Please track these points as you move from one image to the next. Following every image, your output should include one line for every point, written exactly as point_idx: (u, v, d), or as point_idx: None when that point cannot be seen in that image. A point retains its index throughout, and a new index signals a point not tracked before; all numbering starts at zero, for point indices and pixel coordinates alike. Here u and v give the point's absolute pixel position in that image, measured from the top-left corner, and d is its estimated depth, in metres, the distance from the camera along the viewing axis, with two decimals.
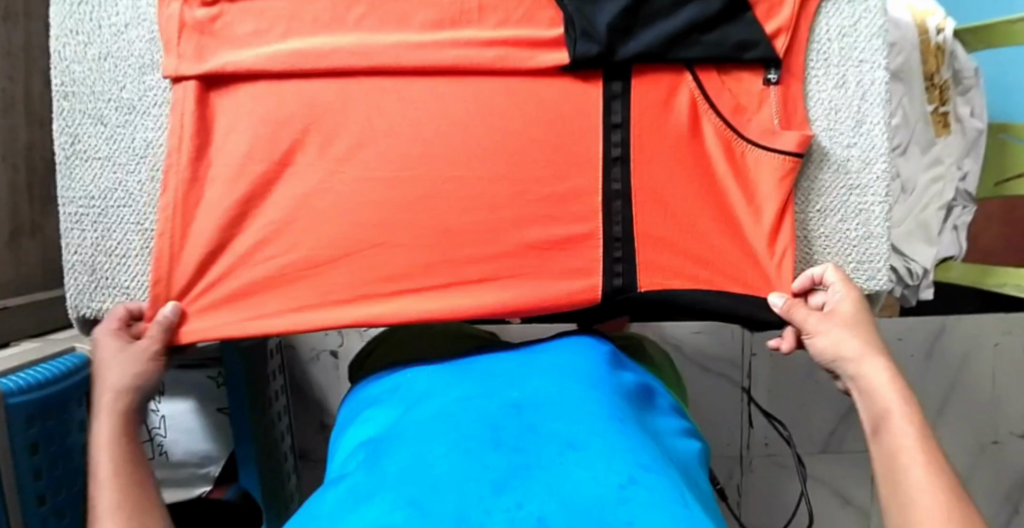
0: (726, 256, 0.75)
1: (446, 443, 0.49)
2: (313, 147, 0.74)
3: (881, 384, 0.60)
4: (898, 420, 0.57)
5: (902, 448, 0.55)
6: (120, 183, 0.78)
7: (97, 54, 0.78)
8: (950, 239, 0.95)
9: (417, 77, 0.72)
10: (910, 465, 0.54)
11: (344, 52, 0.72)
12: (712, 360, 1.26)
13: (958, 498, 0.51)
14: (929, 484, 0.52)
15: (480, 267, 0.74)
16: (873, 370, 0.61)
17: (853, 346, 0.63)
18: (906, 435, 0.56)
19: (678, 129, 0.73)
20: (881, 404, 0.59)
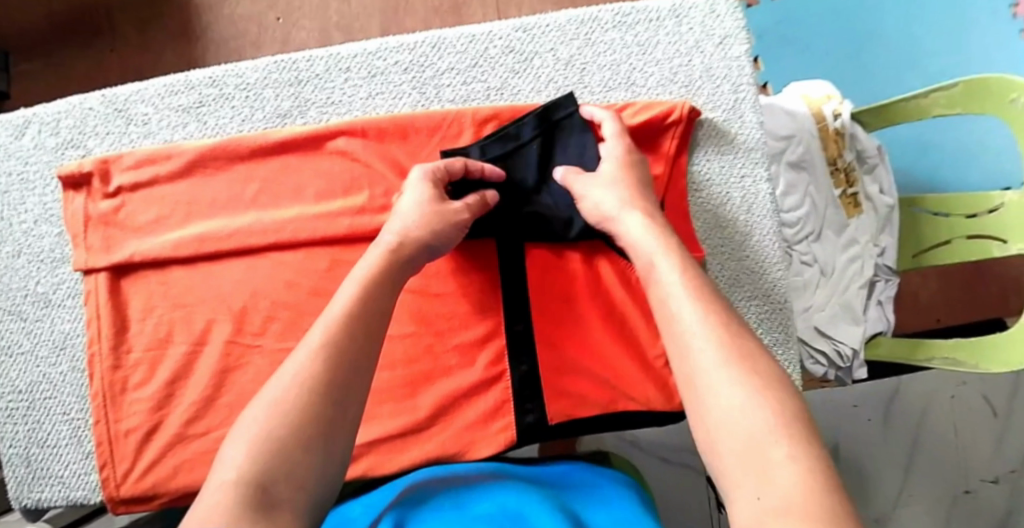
0: (638, 378, 0.74)
1: None
2: (225, 323, 0.76)
3: (659, 269, 0.60)
4: (677, 282, 0.58)
5: (680, 300, 0.56)
6: (43, 375, 0.80)
7: (11, 252, 0.79)
8: (875, 314, 0.97)
9: (316, 246, 0.75)
10: (693, 330, 0.54)
11: (244, 231, 0.75)
12: (671, 450, 1.22)
13: (738, 344, 0.52)
14: (724, 367, 0.50)
15: (398, 422, 0.75)
16: (631, 221, 0.65)
17: (614, 202, 0.68)
18: (672, 278, 0.58)
19: (573, 262, 0.75)
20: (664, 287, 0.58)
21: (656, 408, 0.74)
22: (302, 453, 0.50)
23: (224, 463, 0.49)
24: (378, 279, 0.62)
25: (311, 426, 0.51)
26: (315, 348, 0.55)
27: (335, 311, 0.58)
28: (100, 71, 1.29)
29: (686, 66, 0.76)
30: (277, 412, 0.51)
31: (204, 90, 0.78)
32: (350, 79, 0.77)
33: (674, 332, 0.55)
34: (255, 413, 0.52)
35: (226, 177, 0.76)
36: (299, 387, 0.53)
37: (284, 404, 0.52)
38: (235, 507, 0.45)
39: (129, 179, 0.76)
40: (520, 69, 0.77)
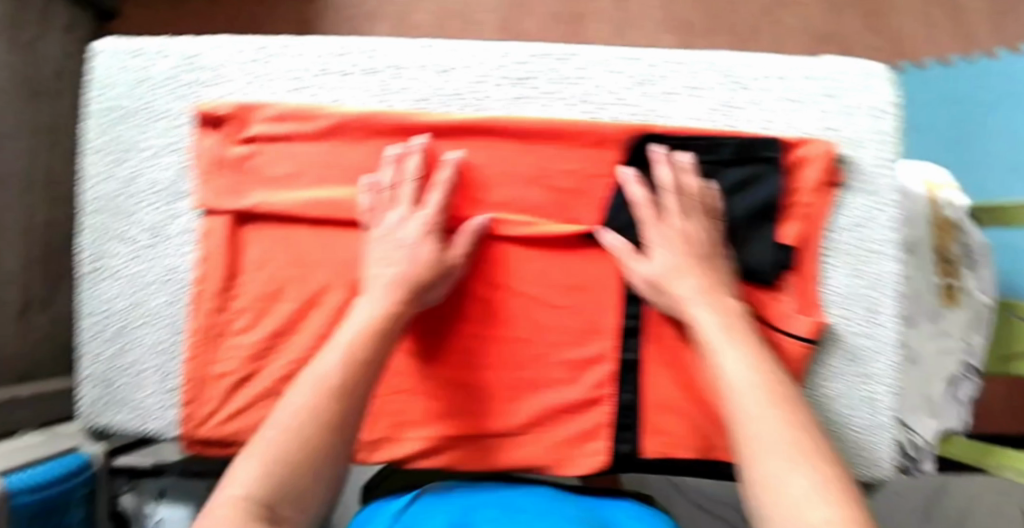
0: None
1: None
2: (335, 290, 0.76)
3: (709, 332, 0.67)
4: (748, 380, 0.63)
5: (750, 396, 0.61)
6: (140, 302, 0.79)
7: (130, 176, 0.80)
8: (952, 411, 0.95)
9: (445, 235, 0.76)
10: (761, 444, 0.58)
11: (375, 206, 0.76)
12: (715, 500, 1.18)
13: (804, 447, 0.57)
14: (785, 452, 0.56)
15: (496, 421, 0.77)
16: (700, 311, 0.68)
17: (690, 289, 0.69)
18: (739, 368, 0.64)
19: None
20: (730, 384, 0.63)
21: None
22: (301, 481, 0.57)
23: (235, 476, 0.56)
24: (384, 329, 0.67)
25: (311, 452, 0.58)
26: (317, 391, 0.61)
27: (333, 354, 0.64)
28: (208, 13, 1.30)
29: (838, 130, 0.75)
30: (279, 443, 0.58)
31: (351, 59, 0.77)
32: (502, 77, 0.76)
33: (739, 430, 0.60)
34: (263, 441, 0.58)
35: (363, 147, 0.76)
36: (316, 425, 0.59)
37: (288, 424, 0.59)
38: (241, 519, 0.52)
39: (265, 130, 0.76)
40: (675, 98, 0.75)
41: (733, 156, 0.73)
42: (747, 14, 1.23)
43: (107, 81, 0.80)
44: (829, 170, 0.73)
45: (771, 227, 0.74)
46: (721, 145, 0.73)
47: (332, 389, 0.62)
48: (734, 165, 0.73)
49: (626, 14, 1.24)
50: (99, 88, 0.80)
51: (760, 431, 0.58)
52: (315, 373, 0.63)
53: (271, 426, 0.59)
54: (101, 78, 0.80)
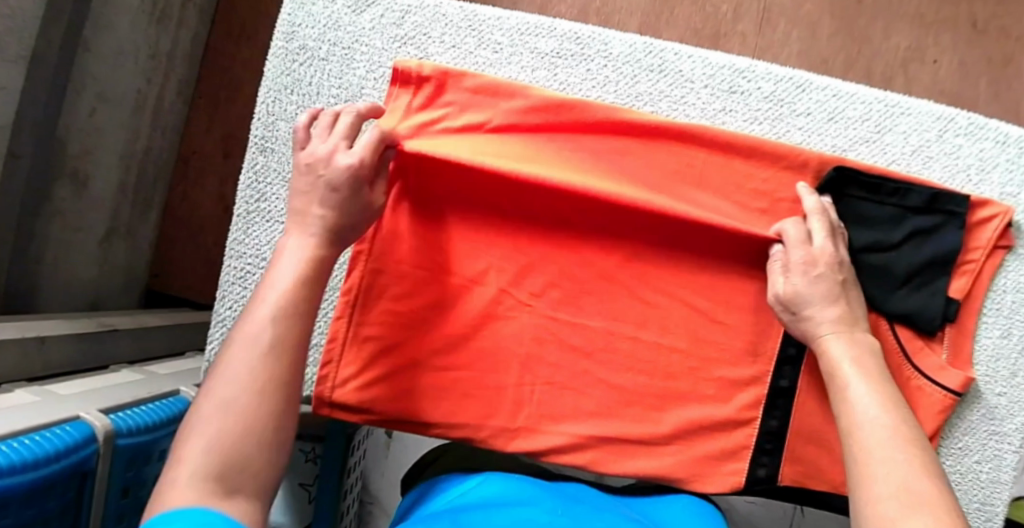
0: None
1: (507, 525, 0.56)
2: (502, 269, 0.74)
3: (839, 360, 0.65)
4: (871, 406, 0.60)
5: (882, 437, 0.57)
6: None
7: (309, 120, 0.77)
8: None
9: (623, 234, 0.74)
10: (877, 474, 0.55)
11: (557, 193, 0.74)
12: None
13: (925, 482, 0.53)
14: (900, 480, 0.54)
15: (642, 428, 0.74)
16: (836, 345, 0.66)
17: (830, 316, 0.68)
18: (862, 394, 0.61)
19: None
20: (858, 409, 0.61)
21: None
22: (247, 448, 0.52)
23: (184, 447, 0.52)
24: (315, 279, 0.61)
25: (251, 426, 0.53)
26: None
27: (264, 306, 0.58)
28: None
29: (1017, 197, 0.77)
30: (216, 414, 0.53)
31: (562, 43, 0.77)
32: (709, 86, 0.76)
33: (866, 469, 0.56)
34: (203, 410, 0.53)
35: (554, 135, 0.75)
36: (248, 381, 0.55)
37: (238, 398, 0.54)
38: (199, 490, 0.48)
39: (456, 97, 0.75)
40: (872, 139, 0.77)
41: (923, 203, 0.75)
42: (882, 61, 1.19)
43: (300, 20, 0.78)
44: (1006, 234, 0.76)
45: (943, 280, 0.76)
46: (913, 192, 0.75)
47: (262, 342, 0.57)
48: (921, 212, 0.76)
49: (768, 41, 1.21)
50: (288, 25, 0.78)
51: (891, 468, 0.55)
52: (249, 334, 0.57)
53: (217, 383, 0.55)
54: (292, 16, 0.78)
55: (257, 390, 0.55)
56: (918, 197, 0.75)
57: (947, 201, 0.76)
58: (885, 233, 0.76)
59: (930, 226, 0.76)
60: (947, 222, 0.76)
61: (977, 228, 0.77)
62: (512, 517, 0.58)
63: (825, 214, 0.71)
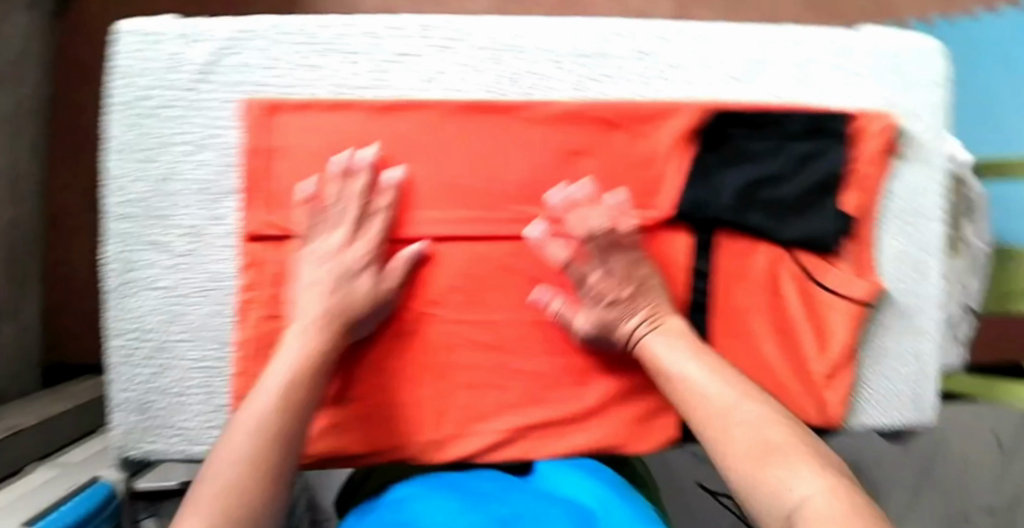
0: (798, 390, 0.77)
1: (437, 516, 0.55)
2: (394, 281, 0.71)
3: (675, 359, 0.68)
4: (701, 376, 0.66)
5: (742, 420, 0.62)
6: (183, 317, 0.72)
7: (162, 175, 0.71)
8: (952, 351, 1.04)
9: (511, 221, 0.72)
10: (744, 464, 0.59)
11: (436, 194, 0.71)
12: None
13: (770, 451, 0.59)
14: (765, 461, 0.58)
15: (569, 408, 0.74)
16: (658, 344, 0.69)
17: (674, 325, 0.71)
18: (697, 376, 0.66)
19: (758, 273, 0.77)
20: (700, 392, 0.65)
21: (810, 422, 0.78)
22: (256, 496, 0.56)
23: None
24: (311, 372, 0.63)
25: (261, 478, 0.57)
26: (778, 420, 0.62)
27: (264, 396, 0.61)
28: (151, 3, 1.24)
29: (892, 103, 0.79)
30: (241, 451, 0.57)
31: (410, 40, 0.71)
32: (572, 54, 0.74)
33: (721, 435, 0.62)
34: (218, 465, 0.57)
35: (418, 130, 0.71)
36: (250, 441, 0.58)
37: (244, 441, 0.58)
38: None
39: (306, 119, 0.70)
40: (744, 76, 0.77)
41: (802, 129, 0.75)
42: None
43: (133, 69, 0.71)
44: (889, 141, 0.76)
45: (831, 199, 0.77)
46: (791, 119, 0.75)
47: (278, 411, 0.60)
48: (802, 138, 0.75)
49: None
50: (122, 76, 0.71)
51: (744, 430, 0.61)
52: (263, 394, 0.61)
53: (225, 444, 0.59)
54: (123, 66, 0.71)
55: (277, 416, 0.60)
56: (795, 122, 0.75)
57: (826, 123, 0.76)
58: (771, 165, 0.75)
59: (811, 150, 0.75)
60: (829, 144, 0.76)
61: (863, 141, 0.76)
62: (425, 506, 0.57)
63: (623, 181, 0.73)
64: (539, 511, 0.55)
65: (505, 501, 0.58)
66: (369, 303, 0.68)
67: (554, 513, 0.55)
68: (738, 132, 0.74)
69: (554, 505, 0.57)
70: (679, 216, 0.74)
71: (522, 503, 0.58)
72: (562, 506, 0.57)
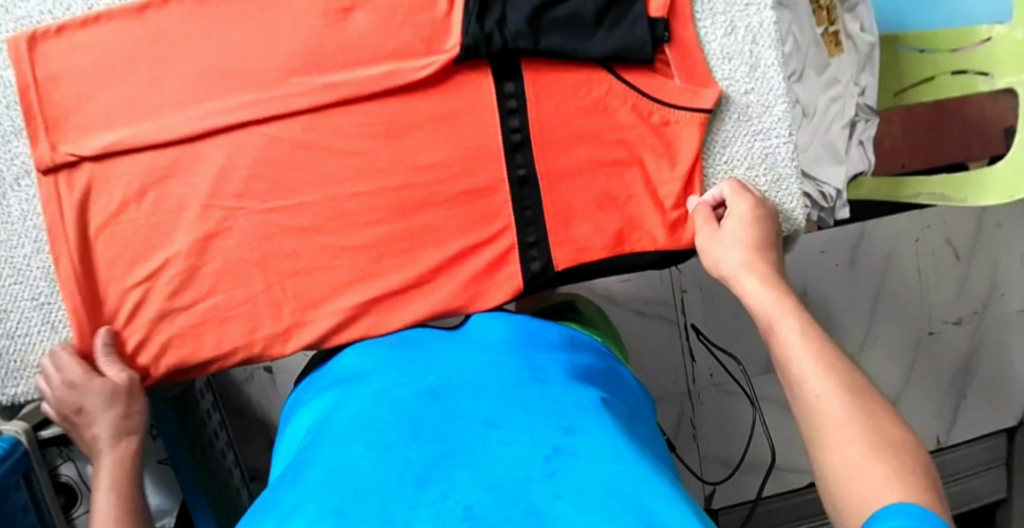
0: (641, 212, 0.75)
1: (363, 444, 0.51)
2: (192, 181, 0.70)
3: (749, 287, 0.62)
4: (766, 295, 0.60)
5: (803, 341, 0.56)
6: (5, 259, 0.73)
7: None
8: (855, 155, 0.96)
9: (295, 95, 0.69)
10: (807, 378, 0.53)
11: (214, 84, 0.69)
12: (644, 303, 1.23)
13: (836, 367, 0.53)
14: (817, 377, 0.53)
15: (405, 276, 0.72)
16: (747, 283, 0.63)
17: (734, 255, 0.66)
18: (755, 289, 0.61)
19: (577, 98, 0.73)
20: (764, 311, 0.60)
21: (662, 244, 0.75)
22: None
23: None
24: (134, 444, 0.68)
25: None
26: (819, 339, 0.56)
27: (105, 483, 0.65)
28: None
29: None
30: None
31: None
32: None
33: (797, 381, 0.54)
34: None
35: (180, 25, 0.69)
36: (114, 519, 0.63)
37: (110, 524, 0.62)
38: None
39: (68, 39, 0.70)
40: None
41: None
42: None
43: None
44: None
45: (636, 6, 0.72)
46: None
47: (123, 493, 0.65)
48: None
49: None
50: None
51: (803, 383, 0.53)
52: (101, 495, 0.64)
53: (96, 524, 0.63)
54: None
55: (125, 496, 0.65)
56: None
57: None
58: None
59: None
60: None
61: None
62: (360, 426, 0.54)
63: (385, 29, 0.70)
64: (516, 417, 0.52)
65: (458, 402, 0.55)
66: (122, 393, 0.68)
67: (519, 419, 0.52)
68: None
69: (520, 398, 0.55)
70: (469, 53, 0.70)
71: (484, 404, 0.54)
72: (535, 403, 0.54)
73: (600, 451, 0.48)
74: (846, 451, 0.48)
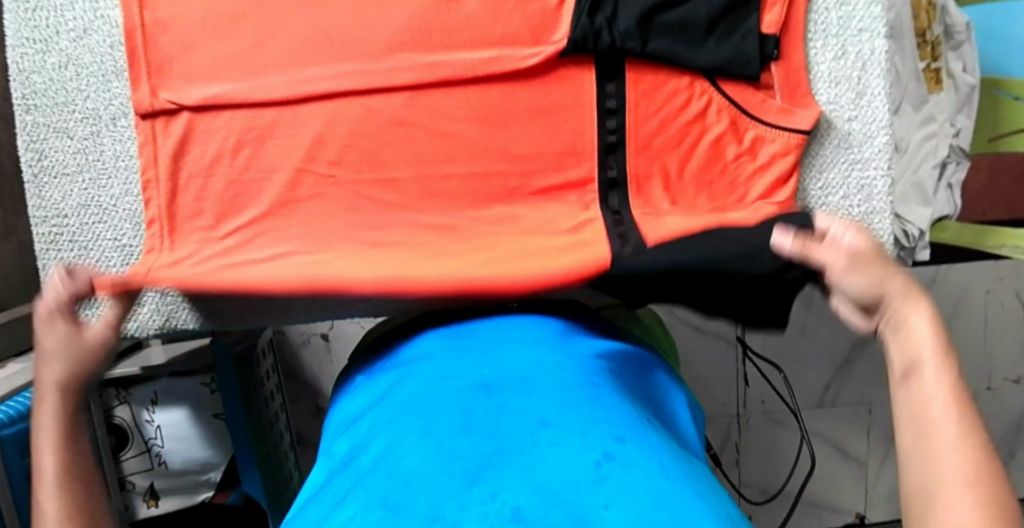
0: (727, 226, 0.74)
1: (413, 437, 0.46)
2: (285, 143, 0.70)
3: (912, 324, 0.47)
4: (922, 325, 0.47)
5: (947, 399, 0.42)
6: (93, 199, 0.75)
7: (58, 63, 0.73)
8: (943, 198, 0.94)
9: (398, 70, 0.69)
10: (937, 438, 0.41)
11: (318, 48, 0.69)
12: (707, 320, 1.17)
13: (977, 434, 0.40)
14: (953, 431, 0.41)
15: None
16: (912, 313, 0.48)
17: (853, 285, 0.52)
18: (922, 329, 0.47)
19: (676, 105, 0.71)
20: (907, 348, 0.46)
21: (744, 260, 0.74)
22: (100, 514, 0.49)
23: None
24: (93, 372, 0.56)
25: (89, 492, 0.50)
26: (964, 399, 0.42)
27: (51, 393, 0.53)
28: None
29: None
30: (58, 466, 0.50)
31: None
32: None
33: (910, 469, 0.41)
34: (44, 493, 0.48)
35: None
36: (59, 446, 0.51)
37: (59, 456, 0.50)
38: None
39: None
40: None
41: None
42: None
43: None
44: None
45: (751, 18, 0.70)
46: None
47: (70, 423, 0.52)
48: None
49: None
50: None
51: (929, 445, 0.41)
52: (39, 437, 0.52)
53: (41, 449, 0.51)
54: None
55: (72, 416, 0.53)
56: None
57: None
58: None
59: None
60: None
61: None
62: (412, 416, 0.49)
63: (498, 16, 0.69)
64: (573, 418, 0.46)
65: (511, 397, 0.49)
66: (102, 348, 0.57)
67: (575, 419, 0.45)
68: None
69: (577, 400, 0.48)
70: (575, 50, 0.69)
71: (542, 401, 0.48)
72: (591, 406, 0.47)
73: (655, 465, 0.41)
74: None
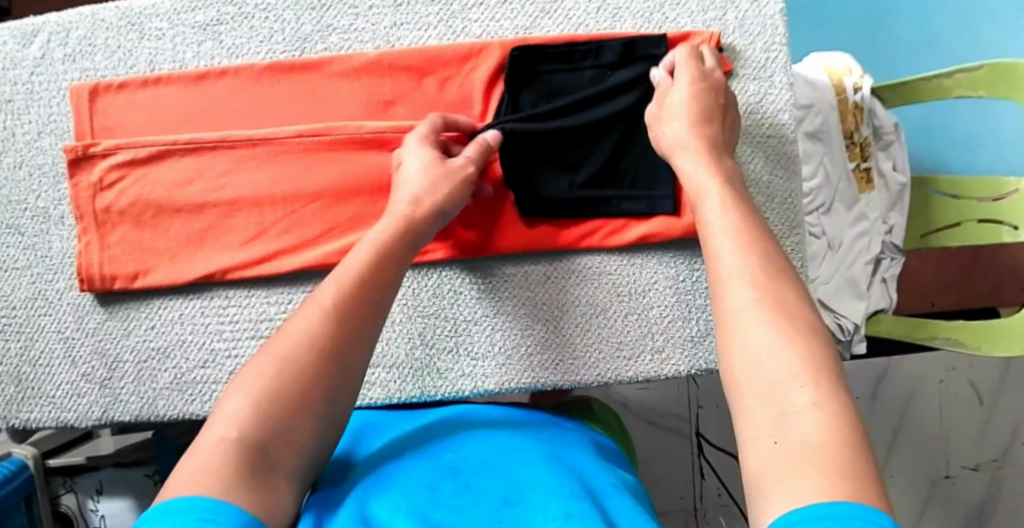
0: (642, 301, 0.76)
1: (389, 501, 0.50)
2: (222, 242, 0.75)
3: (689, 168, 0.61)
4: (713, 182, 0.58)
5: (728, 245, 0.50)
6: (40, 292, 0.77)
7: (13, 163, 0.77)
8: (879, 292, 0.98)
9: (329, 180, 0.74)
10: (723, 258, 0.50)
11: (254, 156, 0.75)
12: (659, 414, 1.21)
13: (770, 267, 0.48)
14: (740, 262, 0.48)
15: None
16: (688, 159, 0.62)
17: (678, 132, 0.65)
18: (710, 186, 0.58)
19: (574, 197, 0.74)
20: (699, 189, 0.58)
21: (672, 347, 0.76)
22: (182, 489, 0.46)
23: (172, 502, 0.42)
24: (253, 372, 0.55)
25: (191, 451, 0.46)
26: (739, 229, 0.52)
27: None
28: None
29: (722, 19, 0.74)
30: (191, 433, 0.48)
31: (219, 12, 0.75)
32: (374, 6, 0.74)
33: (728, 355, 0.44)
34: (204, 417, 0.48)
35: (233, 98, 0.75)
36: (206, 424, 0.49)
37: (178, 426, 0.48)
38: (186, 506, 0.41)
39: (131, 94, 0.75)
40: (551, 10, 0.75)
41: (617, 57, 0.74)
42: None
43: None
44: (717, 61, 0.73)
45: None
46: (604, 49, 0.74)
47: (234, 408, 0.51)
48: (618, 68, 0.74)
49: None
50: None
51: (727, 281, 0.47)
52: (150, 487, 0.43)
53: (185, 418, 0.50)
54: None
55: None
56: (610, 54, 0.74)
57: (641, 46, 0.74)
58: (583, 97, 0.74)
59: (628, 79, 0.73)
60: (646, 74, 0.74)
61: None
62: (392, 483, 0.53)
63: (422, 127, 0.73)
64: (538, 500, 0.49)
65: (483, 478, 0.53)
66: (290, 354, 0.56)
67: (537, 493, 0.50)
68: (549, 71, 0.74)
69: (543, 479, 0.52)
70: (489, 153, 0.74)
71: (520, 481, 0.52)
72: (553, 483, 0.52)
73: None
74: (777, 394, 0.41)
